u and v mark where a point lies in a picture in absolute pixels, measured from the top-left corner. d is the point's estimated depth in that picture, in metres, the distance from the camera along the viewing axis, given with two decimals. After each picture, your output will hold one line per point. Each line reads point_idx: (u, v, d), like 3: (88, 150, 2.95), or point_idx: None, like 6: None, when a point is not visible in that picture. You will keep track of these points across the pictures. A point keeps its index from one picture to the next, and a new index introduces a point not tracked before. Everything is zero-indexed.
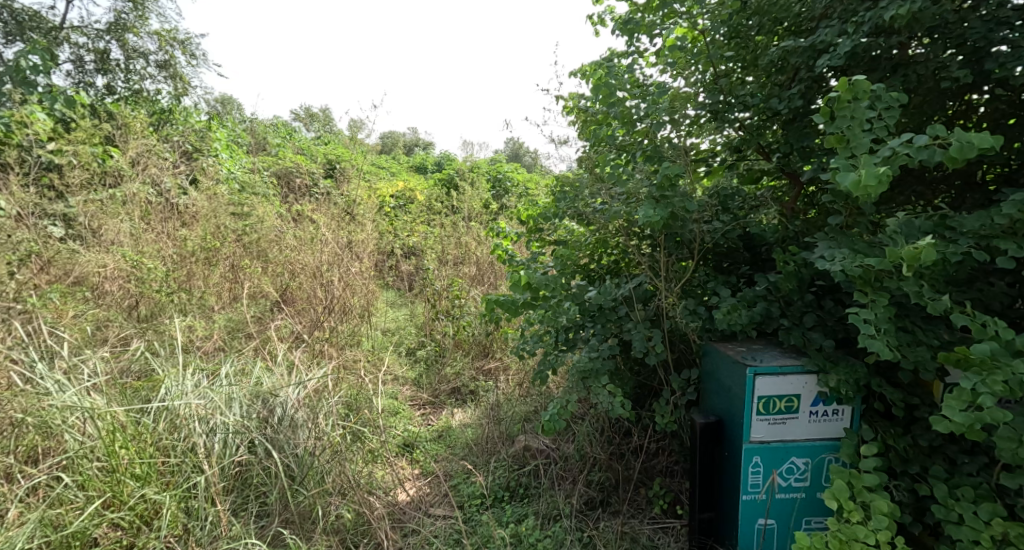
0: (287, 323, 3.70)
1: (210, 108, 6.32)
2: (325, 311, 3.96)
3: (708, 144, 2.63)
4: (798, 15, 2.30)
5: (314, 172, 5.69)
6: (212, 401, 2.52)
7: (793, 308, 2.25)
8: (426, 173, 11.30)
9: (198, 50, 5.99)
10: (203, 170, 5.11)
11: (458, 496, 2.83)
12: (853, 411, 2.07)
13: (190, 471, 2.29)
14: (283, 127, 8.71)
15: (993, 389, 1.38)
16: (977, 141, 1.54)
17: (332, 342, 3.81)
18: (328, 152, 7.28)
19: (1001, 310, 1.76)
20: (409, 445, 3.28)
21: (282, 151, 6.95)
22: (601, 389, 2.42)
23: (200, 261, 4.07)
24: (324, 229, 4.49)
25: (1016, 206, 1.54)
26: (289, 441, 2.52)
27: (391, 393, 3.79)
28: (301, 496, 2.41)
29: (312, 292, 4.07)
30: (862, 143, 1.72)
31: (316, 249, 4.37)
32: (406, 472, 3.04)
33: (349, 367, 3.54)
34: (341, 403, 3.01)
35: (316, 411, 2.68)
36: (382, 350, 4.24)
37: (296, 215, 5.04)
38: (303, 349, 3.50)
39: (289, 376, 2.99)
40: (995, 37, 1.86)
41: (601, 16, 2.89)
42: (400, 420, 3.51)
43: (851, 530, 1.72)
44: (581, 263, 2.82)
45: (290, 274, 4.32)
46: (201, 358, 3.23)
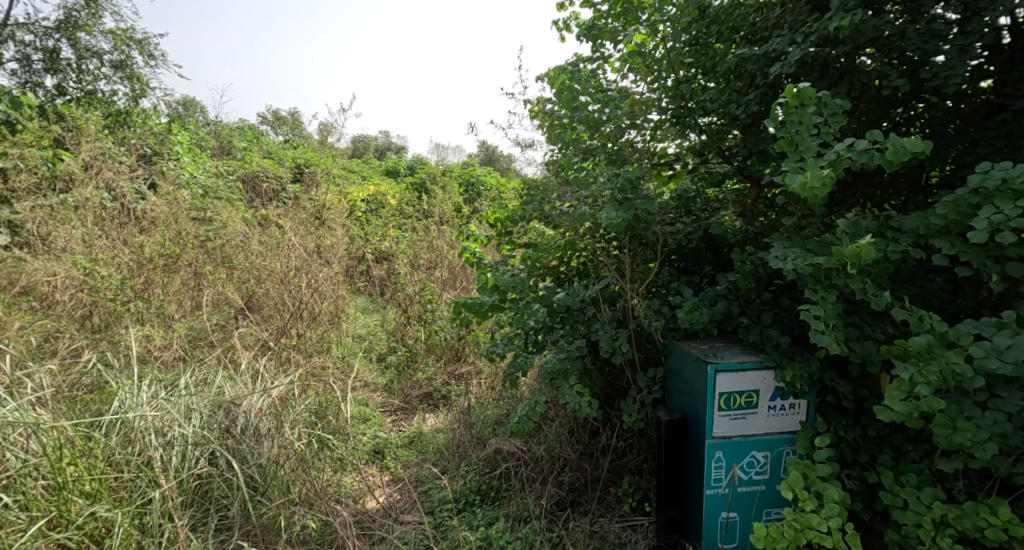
0: (252, 331, 3.62)
1: (171, 110, 6.18)
2: (293, 317, 3.88)
3: (675, 148, 2.72)
4: (753, 25, 2.42)
5: (282, 176, 5.62)
6: (170, 413, 2.48)
7: (752, 306, 2.32)
8: (397, 177, 11.20)
9: (156, 51, 5.85)
10: (163, 174, 4.90)
11: (429, 501, 2.82)
12: (809, 404, 2.15)
13: (145, 486, 2.26)
14: (249, 131, 8.58)
15: (928, 379, 1.46)
16: (909, 146, 1.63)
17: (300, 349, 3.75)
18: (295, 156, 7.19)
19: (940, 305, 1.86)
20: (379, 452, 3.28)
21: (248, 155, 6.82)
22: (569, 389, 2.44)
23: (160, 268, 3.94)
24: (290, 235, 4.46)
25: (949, 206, 1.62)
26: (253, 451, 2.48)
27: (361, 399, 3.76)
28: (264, 508, 2.37)
29: (279, 298, 4.00)
30: (810, 147, 1.79)
31: (283, 255, 4.32)
32: (377, 478, 3.02)
33: (318, 375, 3.50)
34: (308, 411, 2.98)
35: (281, 420, 2.66)
36: (352, 357, 4.21)
37: (262, 221, 4.96)
38: (270, 357, 3.44)
39: (254, 384, 2.94)
40: (929, 48, 1.94)
41: (566, 22, 2.94)
42: (370, 427, 3.49)
43: (806, 519, 1.78)
44: (551, 265, 2.85)
45: (255, 280, 4.26)
46: (159, 369, 3.14)
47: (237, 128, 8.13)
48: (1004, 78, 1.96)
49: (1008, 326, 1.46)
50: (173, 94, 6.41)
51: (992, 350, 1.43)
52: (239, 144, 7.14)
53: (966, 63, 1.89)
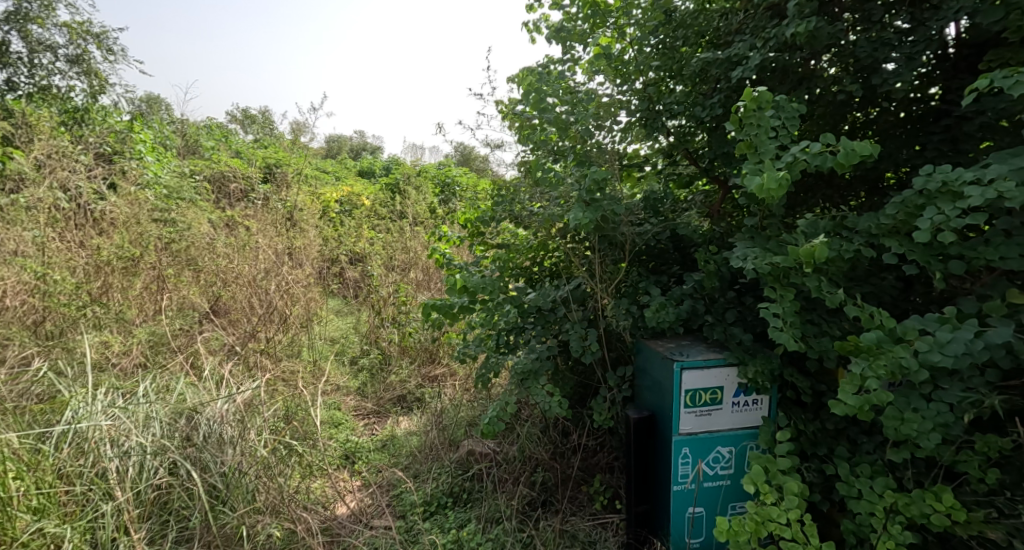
0: (217, 335, 3.54)
1: (132, 108, 6.01)
2: (261, 321, 3.82)
3: (646, 149, 2.78)
4: (718, 30, 2.49)
5: (251, 176, 5.51)
6: (126, 422, 2.41)
7: (717, 304, 2.37)
8: (372, 177, 11.08)
9: (116, 47, 5.70)
10: (124, 173, 4.76)
11: (401, 505, 2.81)
12: (771, 399, 2.20)
13: (98, 498, 2.20)
14: (217, 129, 8.41)
15: (878, 373, 1.52)
16: (859, 149, 1.69)
17: (269, 353, 3.68)
18: (265, 156, 7.06)
19: (892, 302, 1.93)
20: (351, 456, 3.25)
21: (215, 154, 6.67)
22: (539, 389, 2.46)
23: (118, 272, 3.83)
24: (257, 236, 4.39)
25: (898, 207, 1.68)
26: (215, 459, 2.43)
27: (332, 403, 3.72)
28: (226, 517, 2.30)
29: (245, 301, 3.93)
30: (767, 150, 1.84)
31: (250, 258, 4.24)
32: (349, 484, 2.99)
33: (288, 379, 3.45)
34: (276, 416, 2.93)
35: (246, 426, 2.61)
36: (323, 360, 4.16)
37: (228, 222, 4.85)
38: (236, 362, 3.36)
39: (218, 390, 2.88)
40: (880, 56, 2.01)
41: (536, 24, 2.96)
42: (342, 432, 3.45)
43: (766, 511, 1.82)
44: (523, 266, 2.87)
45: (222, 284, 4.17)
46: (118, 376, 3.06)
47: (203, 127, 7.95)
48: (949, 84, 2.05)
49: (950, 321, 1.52)
50: (135, 92, 6.25)
51: (935, 344, 1.50)
52: (205, 144, 6.98)
53: (914, 71, 1.96)
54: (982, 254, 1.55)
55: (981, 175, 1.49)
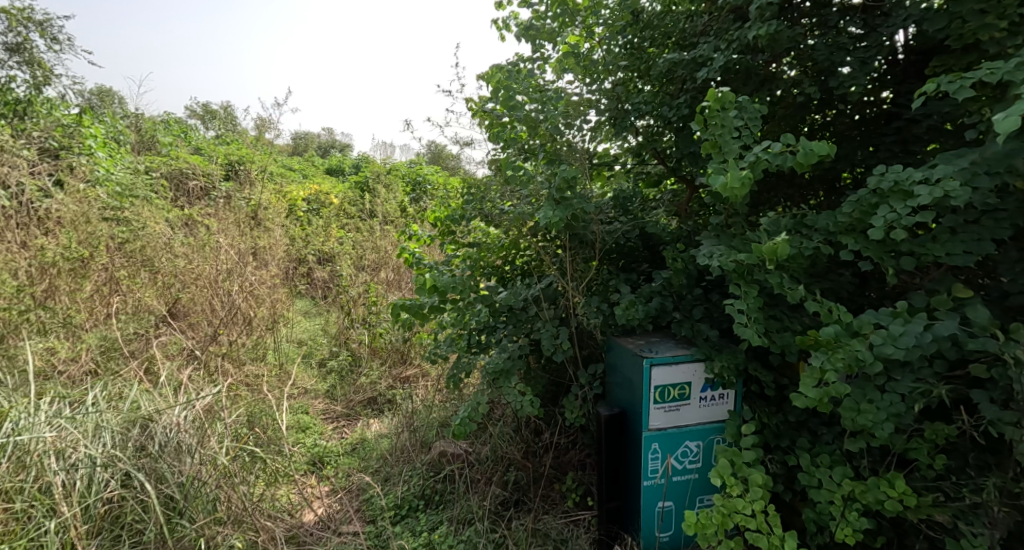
0: (175, 339, 3.43)
1: (81, 100, 5.77)
2: (223, 323, 3.72)
3: (616, 149, 2.83)
4: (684, 31, 2.50)
5: (213, 174, 5.36)
6: (73, 433, 2.34)
7: (684, 301, 2.41)
8: (341, 174, 10.92)
9: (60, 35, 5.45)
10: (71, 169, 4.57)
11: (371, 509, 2.78)
12: (736, 394, 2.26)
13: (41, 516, 2.11)
14: (176, 125, 8.17)
15: (836, 365, 1.58)
16: (818, 149, 1.75)
17: (231, 357, 3.60)
18: (228, 153, 6.88)
19: (849, 297, 2.00)
20: (320, 461, 3.21)
21: (173, 151, 6.46)
22: (511, 388, 2.47)
23: (64, 273, 3.57)
24: (217, 236, 4.27)
25: (854, 206, 1.74)
26: (172, 469, 2.34)
27: (299, 407, 3.67)
28: (183, 529, 2.23)
29: (206, 304, 3.83)
30: (731, 149, 1.88)
31: (210, 259, 4.12)
32: (317, 489, 2.95)
33: (252, 384, 3.39)
34: (240, 422, 2.87)
35: (205, 433, 2.54)
36: (290, 362, 4.09)
37: (187, 221, 4.71)
38: (196, 367, 3.28)
39: (175, 396, 2.79)
40: (836, 59, 2.08)
41: (505, 21, 2.95)
42: (309, 436, 3.40)
43: (732, 503, 1.87)
44: (495, 264, 2.87)
45: (181, 285, 4.06)
46: (63, 385, 2.99)
47: (161, 123, 7.69)
48: (899, 88, 2.13)
49: (902, 315, 1.59)
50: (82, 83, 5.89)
51: (889, 337, 1.56)
52: (162, 140, 6.75)
53: (868, 74, 2.04)
54: (930, 250, 1.63)
55: (929, 175, 1.56)
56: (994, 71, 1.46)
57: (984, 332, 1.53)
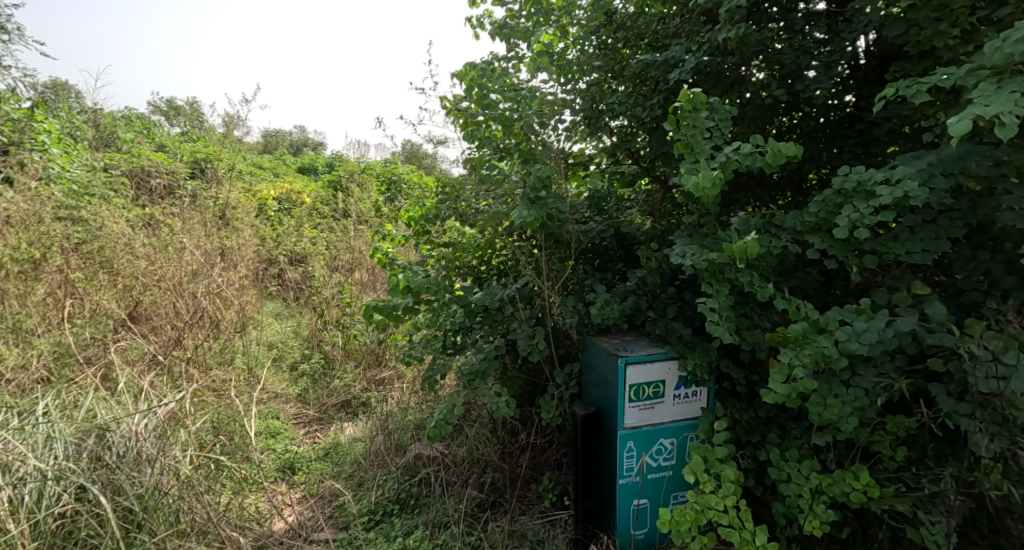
0: (136, 344, 3.32)
1: (34, 94, 5.55)
2: (189, 325, 3.62)
3: (591, 149, 2.85)
4: (656, 33, 2.54)
5: (178, 172, 5.22)
6: (20, 447, 2.23)
7: (658, 300, 2.44)
8: (313, 174, 10.76)
9: (8, 25, 5.29)
10: (23, 166, 4.40)
11: (345, 516, 2.74)
12: (709, 391, 2.30)
13: None
14: (137, 121, 7.95)
15: (803, 361, 1.61)
16: (785, 150, 1.79)
17: (196, 363, 3.47)
18: (195, 150, 6.71)
19: (815, 295, 2.05)
20: (291, 466, 3.16)
21: (135, 148, 6.27)
22: (487, 389, 2.46)
23: (14, 276, 3.49)
24: (181, 236, 4.14)
25: (820, 205, 1.78)
26: (131, 481, 2.26)
27: (269, 412, 3.61)
28: (142, 542, 2.14)
29: (169, 307, 3.67)
30: (703, 150, 1.91)
31: (174, 260, 3.99)
32: (288, 496, 2.90)
33: (220, 389, 3.31)
34: (205, 429, 2.81)
35: (166, 443, 2.45)
36: (259, 366, 4.02)
37: (148, 221, 4.54)
38: (160, 372, 3.18)
39: (136, 403, 2.70)
40: (802, 63, 2.13)
41: (479, 19, 2.95)
42: (280, 442, 3.35)
43: (705, 499, 1.89)
44: (470, 264, 2.87)
45: (142, 287, 3.90)
46: (11, 394, 2.86)
47: (122, 119, 7.45)
48: (861, 92, 2.20)
49: (865, 312, 1.64)
50: (35, 77, 5.69)
51: (853, 334, 1.61)
52: (122, 135, 6.45)
53: (832, 78, 2.09)
54: (891, 249, 1.68)
55: (890, 175, 1.61)
56: (948, 77, 1.51)
57: (942, 327, 1.59)
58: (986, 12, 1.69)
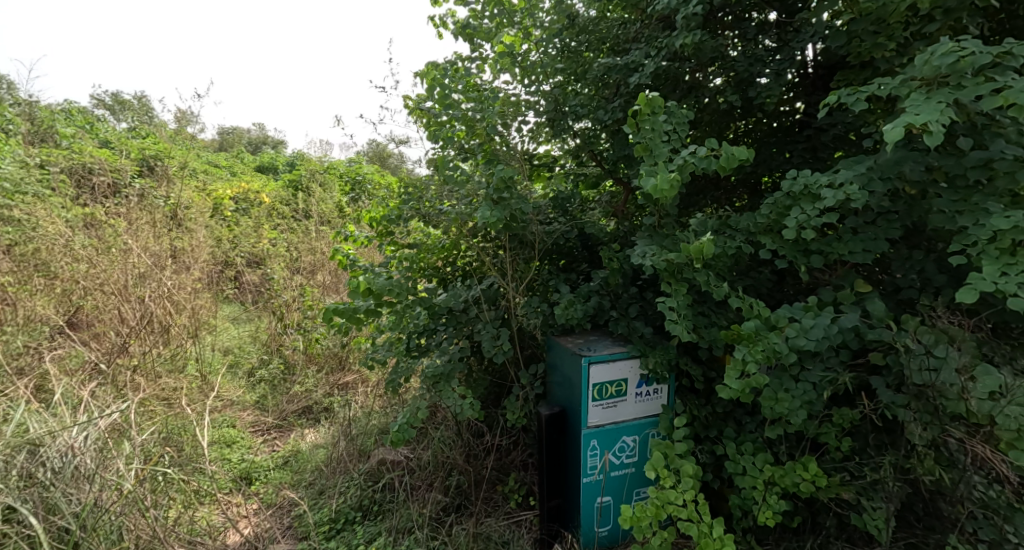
0: (76, 352, 3.16)
1: None
2: (135, 331, 3.48)
3: (555, 150, 2.89)
4: (617, 37, 2.59)
5: (125, 170, 5.01)
6: None
7: (621, 300, 2.49)
8: (273, 173, 10.51)
9: None
10: None
11: (304, 526, 2.69)
12: (669, 388, 2.35)
13: None
14: (78, 115, 7.57)
15: (756, 357, 1.67)
16: (738, 154, 1.85)
17: (143, 371, 3.42)
18: (144, 147, 6.46)
19: (768, 294, 2.12)
20: (247, 476, 3.09)
21: (77, 144, 5.97)
22: (451, 392, 2.46)
23: None
24: (127, 237, 3.96)
25: (771, 207, 1.85)
26: (69, 498, 2.13)
27: (224, 421, 3.51)
28: None
29: (113, 312, 3.52)
30: (661, 153, 1.96)
31: (117, 261, 3.79)
32: (244, 507, 2.82)
33: (169, 398, 3.19)
34: (155, 439, 2.71)
35: (106, 456, 2.33)
36: (213, 374, 3.91)
37: (90, 221, 4.33)
38: (103, 381, 3.04)
39: (73, 414, 2.57)
40: (754, 70, 2.21)
41: (442, 19, 2.95)
42: (236, 451, 3.27)
43: (666, 495, 1.93)
44: (435, 265, 2.86)
45: (83, 292, 3.71)
46: None
47: (62, 113, 7.08)
48: (810, 99, 2.29)
49: (813, 309, 1.72)
50: None
51: (801, 331, 1.68)
52: (61, 130, 6.10)
53: (782, 85, 2.18)
54: (835, 249, 1.77)
55: (834, 179, 1.69)
56: (884, 87, 1.59)
57: (881, 323, 1.68)
58: (919, 27, 1.80)
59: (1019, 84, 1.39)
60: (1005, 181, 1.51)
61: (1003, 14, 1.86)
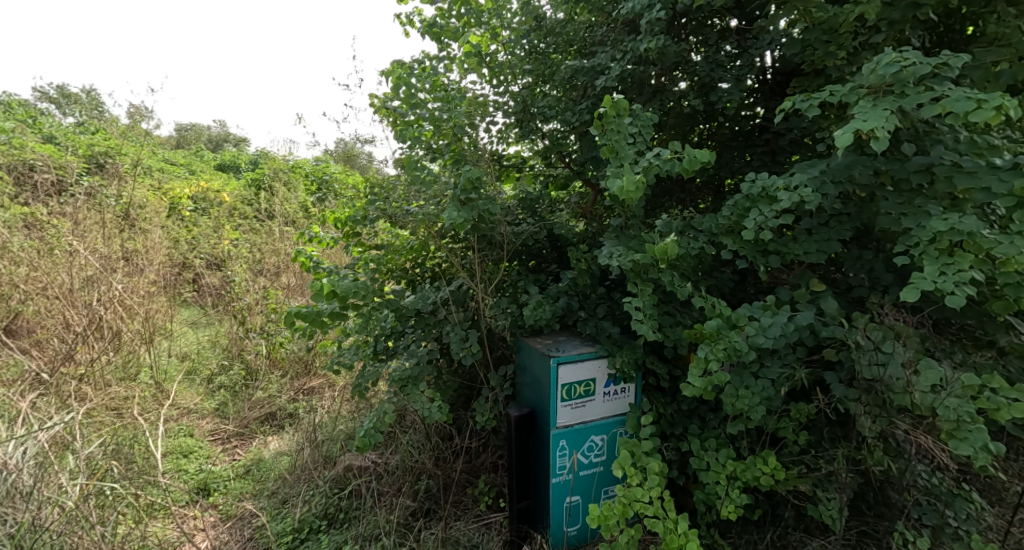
0: (18, 360, 3.01)
1: None
2: (81, 338, 3.33)
3: (524, 151, 2.91)
4: (584, 39, 2.62)
5: (73, 168, 4.80)
6: None
7: (589, 300, 2.52)
8: (234, 171, 10.26)
9: None
10: None
11: (265, 536, 2.63)
12: (636, 387, 2.39)
13: None
14: (21, 111, 7.22)
15: (718, 356, 1.71)
16: (700, 157, 1.89)
17: (91, 380, 3.29)
18: (92, 143, 6.21)
19: (730, 293, 2.18)
20: (205, 488, 3.01)
21: (19, 139, 5.68)
22: (419, 395, 2.44)
23: None
24: (75, 238, 3.79)
25: (732, 209, 1.90)
26: (4, 518, 2.03)
27: (180, 431, 3.41)
28: None
29: (58, 318, 3.37)
30: (627, 154, 1.98)
31: (61, 264, 3.61)
32: (202, 520, 2.75)
33: (117, 408, 3.07)
34: (104, 451, 2.60)
35: (47, 472, 2.22)
36: (168, 382, 3.79)
37: (31, 222, 4.12)
38: (46, 392, 2.90)
39: (11, 428, 2.44)
40: (715, 76, 2.26)
41: (409, 17, 2.93)
42: (193, 462, 3.17)
43: (632, 492, 1.96)
44: (403, 267, 2.84)
45: (24, 297, 3.54)
46: None
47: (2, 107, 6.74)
48: (769, 104, 2.36)
49: (771, 308, 1.77)
50: None
51: (760, 329, 1.73)
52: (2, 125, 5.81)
53: (741, 91, 2.24)
54: (791, 249, 1.83)
55: (789, 182, 1.74)
56: (835, 93, 1.65)
57: (834, 320, 1.74)
58: (867, 37, 1.88)
59: (956, 93, 1.46)
60: (945, 185, 1.58)
61: (942, 27, 1.96)
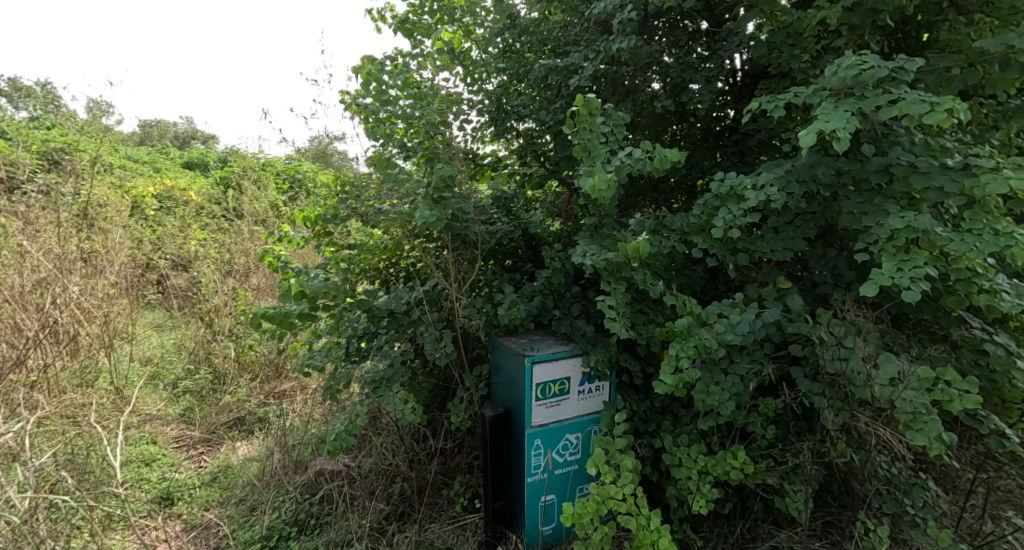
0: None
1: None
2: (33, 343, 3.20)
3: (498, 150, 2.90)
4: (558, 39, 2.63)
5: (27, 166, 4.63)
6: None
7: (563, 299, 2.54)
8: (201, 169, 10.03)
9: None
10: None
11: (232, 545, 2.57)
12: (610, 385, 2.41)
13: None
14: None
15: (688, 353, 1.73)
16: (671, 156, 1.91)
17: (43, 387, 3.17)
18: (48, 140, 6.00)
19: (701, 291, 2.21)
20: (168, 497, 2.93)
21: None
22: (392, 397, 2.42)
23: None
24: (29, 239, 3.65)
25: (702, 208, 1.93)
26: None
27: (142, 438, 3.32)
28: None
29: (7, 322, 3.23)
30: (598, 154, 2.00)
31: (12, 266, 3.47)
32: (165, 530, 2.69)
33: (71, 416, 2.95)
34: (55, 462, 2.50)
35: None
36: (128, 387, 3.69)
37: None
38: None
39: None
40: (686, 77, 2.29)
41: (381, 13, 2.90)
42: (155, 470, 3.08)
43: (606, 490, 1.97)
44: (376, 266, 2.81)
45: None
46: None
47: None
48: (737, 106, 2.41)
49: (739, 305, 1.80)
50: None
51: (729, 326, 1.77)
52: None
53: (711, 92, 2.28)
54: (759, 247, 1.86)
55: (756, 181, 1.78)
56: (798, 95, 1.69)
57: (800, 316, 1.78)
58: (830, 41, 1.92)
59: (912, 96, 1.51)
60: (902, 184, 1.63)
61: (899, 33, 2.03)
